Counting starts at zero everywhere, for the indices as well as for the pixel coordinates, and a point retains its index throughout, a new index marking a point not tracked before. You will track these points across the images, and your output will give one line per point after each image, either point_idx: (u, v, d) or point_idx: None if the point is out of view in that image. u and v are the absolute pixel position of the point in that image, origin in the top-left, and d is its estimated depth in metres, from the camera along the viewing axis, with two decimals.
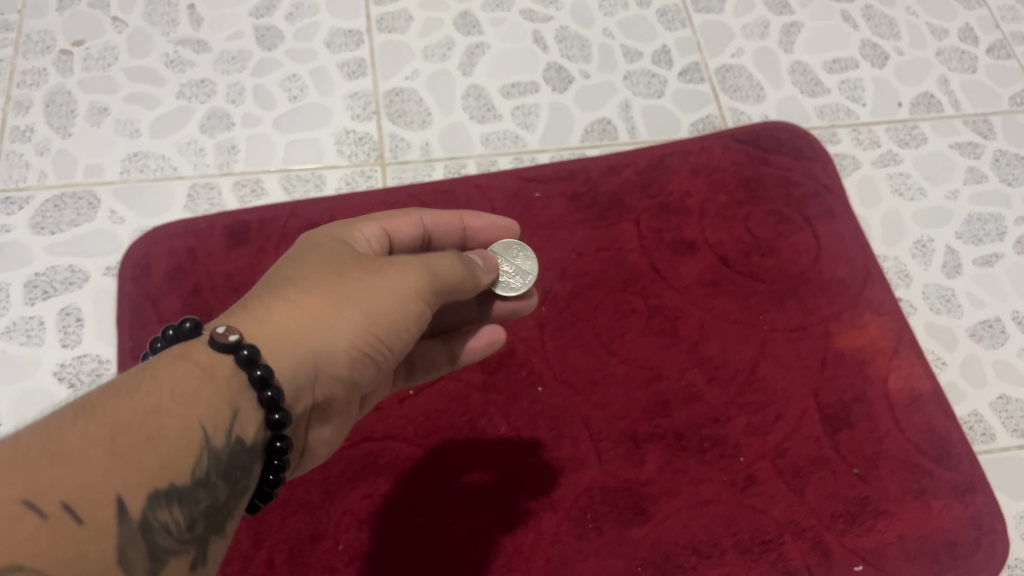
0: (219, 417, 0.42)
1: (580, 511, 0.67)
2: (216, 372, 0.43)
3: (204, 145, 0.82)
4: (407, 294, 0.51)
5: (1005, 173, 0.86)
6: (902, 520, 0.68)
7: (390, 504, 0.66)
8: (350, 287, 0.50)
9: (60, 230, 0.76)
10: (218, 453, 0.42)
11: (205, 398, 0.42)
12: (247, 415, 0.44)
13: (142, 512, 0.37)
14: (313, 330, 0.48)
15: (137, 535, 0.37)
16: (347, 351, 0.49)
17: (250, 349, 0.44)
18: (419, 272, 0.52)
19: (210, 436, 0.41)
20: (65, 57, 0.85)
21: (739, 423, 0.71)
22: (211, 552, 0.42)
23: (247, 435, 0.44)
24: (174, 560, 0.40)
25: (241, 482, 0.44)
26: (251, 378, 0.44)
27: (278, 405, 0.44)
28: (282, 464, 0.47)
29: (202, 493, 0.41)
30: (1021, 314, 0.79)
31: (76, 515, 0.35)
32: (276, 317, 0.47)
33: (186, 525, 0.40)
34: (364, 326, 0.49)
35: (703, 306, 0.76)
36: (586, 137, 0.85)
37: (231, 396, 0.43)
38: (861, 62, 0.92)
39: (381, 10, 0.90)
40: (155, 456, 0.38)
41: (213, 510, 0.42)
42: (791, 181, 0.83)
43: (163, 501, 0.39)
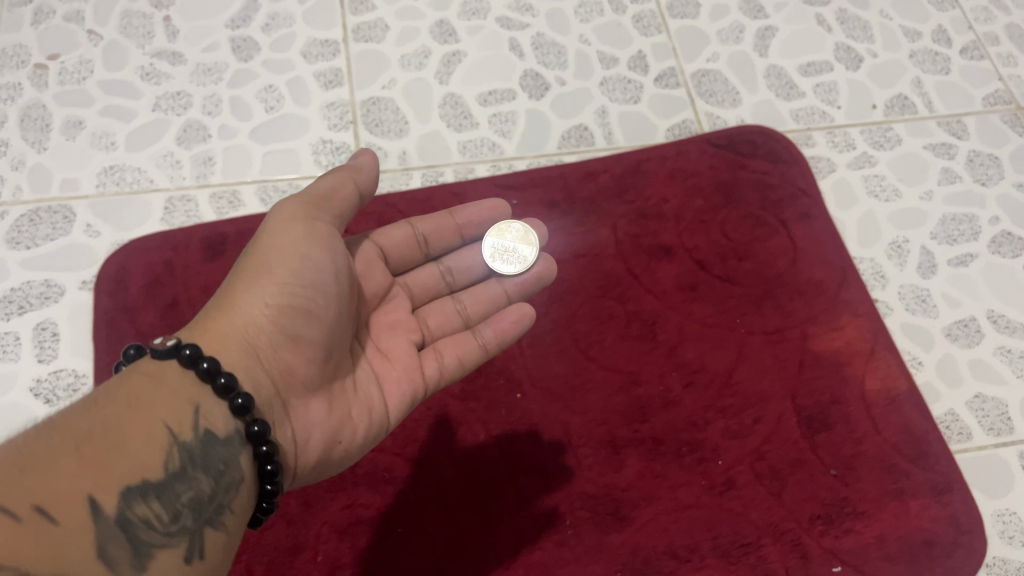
0: (182, 415, 0.46)
1: (559, 518, 0.67)
2: (167, 377, 0.47)
3: (180, 157, 0.81)
4: (289, 232, 0.53)
5: (980, 173, 0.87)
6: (880, 521, 0.68)
7: (369, 514, 0.66)
8: (255, 260, 0.54)
9: (35, 245, 0.76)
10: (188, 447, 0.46)
11: (163, 401, 0.46)
12: (210, 410, 0.48)
13: (118, 508, 0.41)
14: (232, 313, 0.52)
15: (116, 530, 0.40)
16: (271, 314, 0.52)
17: (191, 348, 0.48)
18: (294, 208, 0.54)
19: (176, 432, 0.45)
20: (39, 71, 0.84)
21: (717, 427, 0.71)
22: (205, 545, 0.45)
23: (217, 428, 0.48)
24: (164, 554, 0.42)
25: (222, 475, 0.47)
26: (199, 372, 0.48)
27: (234, 388, 0.48)
28: (272, 450, 0.49)
29: (180, 487, 0.44)
30: (996, 313, 0.79)
31: (51, 517, 0.38)
32: (205, 320, 0.52)
33: (170, 518, 0.43)
34: (268, 284, 0.52)
35: (680, 310, 0.76)
36: (563, 144, 0.86)
37: (190, 395, 0.47)
38: (836, 65, 0.93)
39: (357, 19, 0.90)
40: (122, 457, 0.42)
41: (198, 503, 0.45)
42: (767, 185, 0.84)
43: (138, 497, 0.42)
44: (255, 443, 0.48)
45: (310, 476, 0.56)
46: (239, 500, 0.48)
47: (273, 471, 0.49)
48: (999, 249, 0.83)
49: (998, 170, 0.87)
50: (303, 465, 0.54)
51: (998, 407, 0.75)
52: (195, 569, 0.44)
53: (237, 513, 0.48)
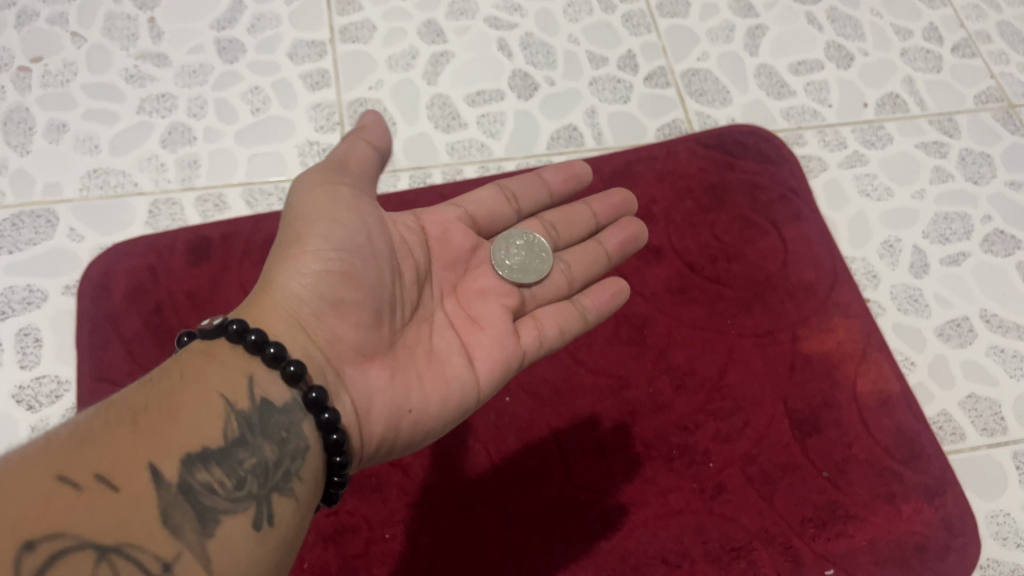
0: (238, 384, 0.45)
1: (549, 524, 0.66)
2: (220, 352, 0.46)
3: (165, 160, 0.81)
4: (312, 201, 0.51)
5: (972, 171, 0.86)
6: (872, 524, 0.68)
7: (356, 521, 0.65)
8: (286, 236, 0.51)
9: (18, 250, 0.75)
10: (246, 415, 0.44)
11: (217, 372, 0.45)
12: (266, 380, 0.46)
13: (178, 476, 0.40)
14: (273, 289, 0.50)
15: (178, 497, 0.39)
16: (311, 283, 0.49)
17: (237, 322, 0.46)
18: (313, 178, 0.52)
19: (231, 400, 0.44)
20: (23, 74, 0.84)
21: (707, 431, 0.70)
22: (275, 513, 0.43)
23: (274, 397, 0.46)
24: (230, 520, 0.40)
25: (285, 442, 0.45)
26: (247, 345, 0.46)
27: (283, 357, 0.46)
28: (335, 417, 0.46)
29: (242, 455, 0.43)
30: (989, 313, 0.79)
31: (111, 484, 0.38)
32: (249, 303, 0.50)
33: (233, 485, 0.41)
34: (302, 252, 0.50)
35: (670, 313, 0.75)
36: (552, 145, 0.85)
37: (244, 366, 0.46)
38: (827, 64, 0.92)
39: (344, 20, 0.90)
40: (179, 427, 0.41)
41: (262, 469, 0.43)
42: (757, 185, 0.83)
43: (199, 464, 0.41)
44: (317, 410, 0.46)
45: (380, 452, 0.52)
46: (309, 467, 0.45)
47: (341, 439, 0.46)
48: (992, 247, 0.82)
49: (990, 168, 0.87)
50: (372, 440, 0.51)
51: (991, 407, 0.74)
52: (265, 538, 0.42)
53: (309, 481, 0.46)
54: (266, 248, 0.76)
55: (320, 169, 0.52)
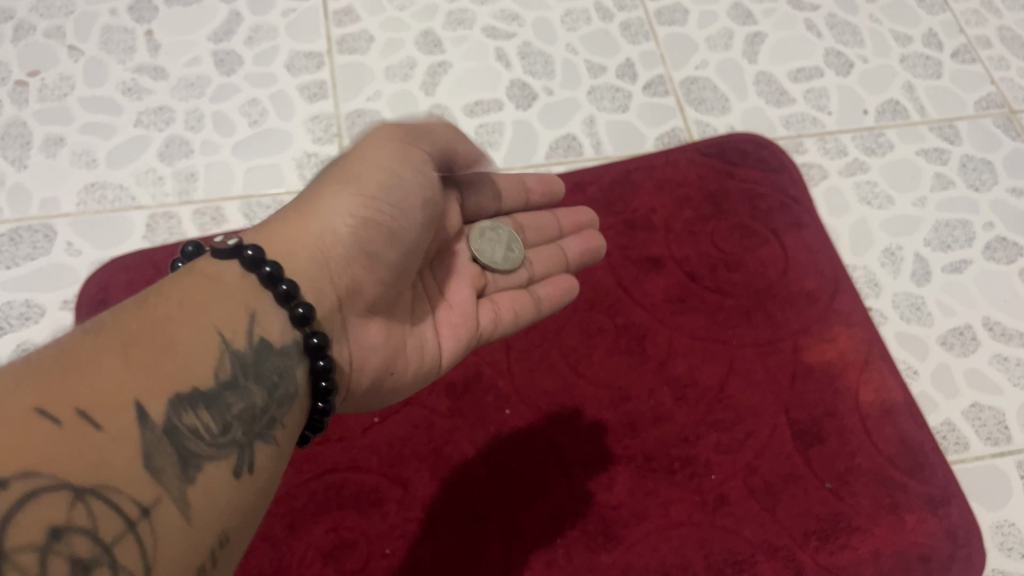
0: (236, 321, 0.43)
1: (549, 537, 0.66)
2: (225, 278, 0.44)
3: (162, 173, 0.80)
4: (376, 154, 0.51)
5: (973, 178, 0.86)
6: (876, 536, 0.67)
7: (355, 536, 0.65)
8: (332, 174, 0.51)
9: (15, 265, 0.75)
10: (241, 356, 0.42)
11: (217, 305, 0.43)
12: (268, 317, 0.45)
13: (165, 416, 0.37)
14: (308, 220, 0.49)
15: (164, 438, 0.37)
16: (354, 224, 0.49)
17: (253, 250, 0.45)
18: (382, 134, 0.52)
19: (228, 338, 0.42)
20: (20, 88, 0.83)
21: (709, 442, 0.70)
22: (255, 462, 0.41)
23: (272, 337, 0.44)
24: (212, 465, 0.39)
25: (275, 388, 0.44)
26: (261, 277, 0.45)
27: (294, 297, 0.45)
28: (329, 366, 0.46)
29: (231, 398, 0.41)
30: (991, 320, 0.78)
31: (92, 421, 0.35)
32: (272, 226, 0.49)
33: (218, 430, 0.40)
34: (357, 197, 0.50)
35: (671, 323, 0.75)
36: (550, 154, 0.85)
37: (247, 300, 0.44)
38: (826, 71, 0.92)
39: (342, 31, 0.89)
40: (169, 362, 0.39)
41: (249, 416, 0.42)
42: (757, 194, 0.83)
43: (187, 404, 0.39)
44: (313, 356, 0.46)
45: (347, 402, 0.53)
46: (291, 417, 0.44)
47: (328, 390, 0.46)
48: (994, 255, 0.82)
49: (991, 175, 0.86)
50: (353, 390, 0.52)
51: (995, 416, 0.74)
52: (243, 485, 0.40)
53: (289, 431, 0.45)
54: None
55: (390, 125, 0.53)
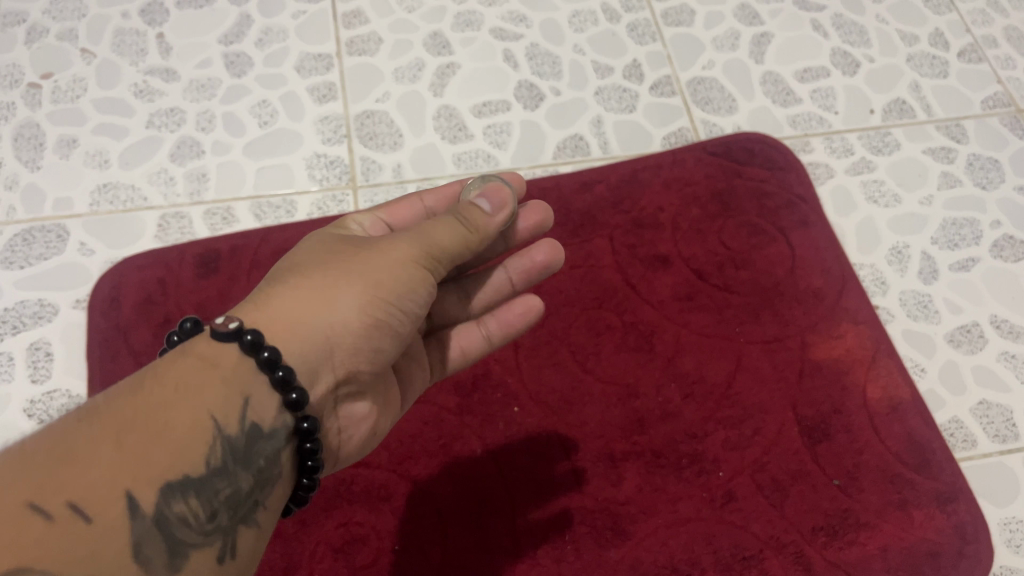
0: (230, 404, 0.45)
1: (558, 534, 0.66)
2: (223, 363, 0.46)
3: (174, 174, 0.81)
4: (398, 265, 0.52)
5: (980, 176, 0.86)
6: (884, 532, 0.67)
7: (365, 532, 0.66)
8: (349, 263, 0.52)
9: (29, 264, 0.76)
10: (232, 441, 0.44)
11: (214, 388, 0.44)
12: (261, 400, 0.46)
13: (155, 505, 0.40)
14: (317, 305, 0.50)
15: (152, 528, 0.39)
16: (359, 322, 0.50)
17: (252, 333, 0.46)
18: (414, 244, 0.52)
19: (220, 423, 0.44)
20: (33, 90, 0.84)
21: (717, 439, 0.70)
22: (238, 546, 0.44)
23: (264, 421, 0.46)
24: (197, 553, 0.41)
25: (262, 472, 0.46)
26: (260, 361, 0.46)
27: (277, 363, 0.46)
28: (316, 448, 0.48)
29: (219, 484, 0.43)
30: (999, 318, 0.78)
31: (85, 514, 0.37)
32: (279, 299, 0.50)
33: (205, 516, 0.42)
34: (371, 299, 0.51)
35: (679, 321, 0.75)
36: (558, 154, 0.85)
37: (241, 384, 0.45)
38: (832, 71, 0.92)
39: (351, 33, 0.90)
40: (162, 451, 0.41)
41: (236, 500, 0.44)
42: (764, 192, 0.83)
43: (177, 494, 0.41)
44: (302, 440, 0.48)
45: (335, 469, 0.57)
46: (274, 497, 0.47)
47: (314, 467, 0.49)
48: (1001, 253, 0.82)
49: (998, 173, 0.86)
50: (341, 458, 0.56)
51: (1003, 413, 0.74)
52: (225, 569, 0.43)
53: (273, 510, 0.47)
54: (274, 261, 0.77)
55: (425, 239, 0.52)
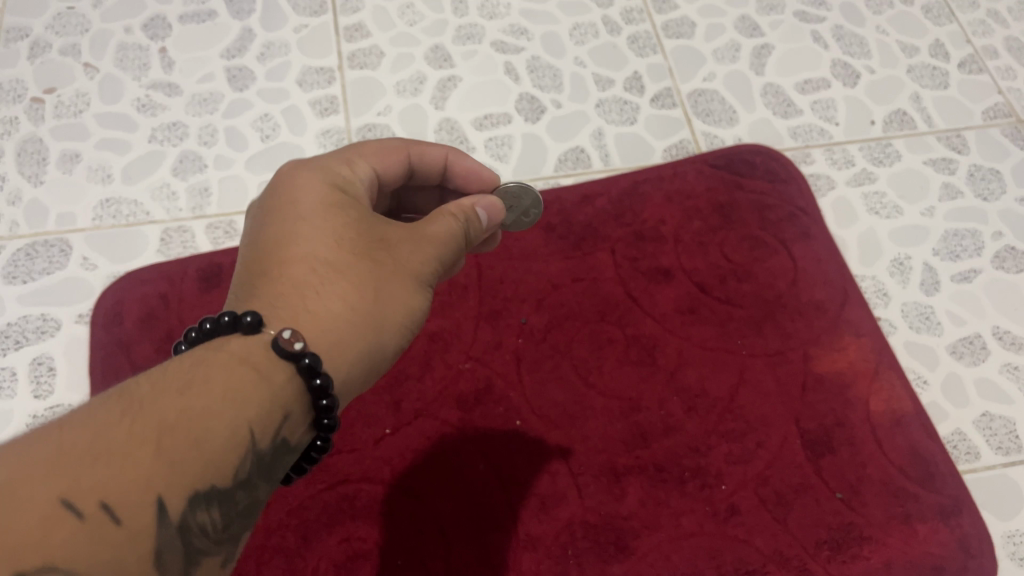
0: (267, 414, 0.42)
1: (561, 549, 0.66)
2: (272, 373, 0.43)
3: (176, 189, 0.81)
4: (422, 281, 0.51)
5: (981, 187, 0.86)
6: (887, 546, 0.67)
7: (368, 547, 0.65)
8: (381, 269, 0.49)
9: (32, 279, 0.76)
10: (262, 451, 0.42)
11: (255, 394, 0.42)
12: (295, 411, 0.44)
13: (183, 515, 0.37)
14: (362, 320, 0.48)
15: (175, 537, 0.37)
16: (395, 339, 0.50)
17: (311, 357, 0.43)
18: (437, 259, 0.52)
19: (257, 434, 0.41)
20: (36, 105, 0.85)
21: (720, 452, 0.70)
22: (241, 547, 0.43)
23: (293, 435, 0.44)
24: (206, 559, 0.40)
25: (277, 479, 0.44)
26: (302, 369, 0.43)
27: (321, 382, 0.44)
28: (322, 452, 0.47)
29: (241, 494, 0.41)
30: (1001, 329, 0.78)
31: (116, 517, 0.35)
32: (326, 307, 0.47)
33: (222, 525, 0.40)
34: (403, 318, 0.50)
35: (680, 333, 0.75)
36: (559, 167, 0.85)
37: (286, 399, 0.43)
38: (833, 82, 0.92)
39: (352, 47, 0.90)
40: (198, 460, 0.38)
41: (249, 508, 0.42)
42: (765, 204, 0.83)
43: (203, 503, 0.39)
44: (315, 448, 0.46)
45: None
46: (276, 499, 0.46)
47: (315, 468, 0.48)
48: (1003, 264, 0.82)
49: (999, 185, 0.86)
50: None
51: (1006, 426, 0.74)
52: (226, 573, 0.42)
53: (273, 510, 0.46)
54: None
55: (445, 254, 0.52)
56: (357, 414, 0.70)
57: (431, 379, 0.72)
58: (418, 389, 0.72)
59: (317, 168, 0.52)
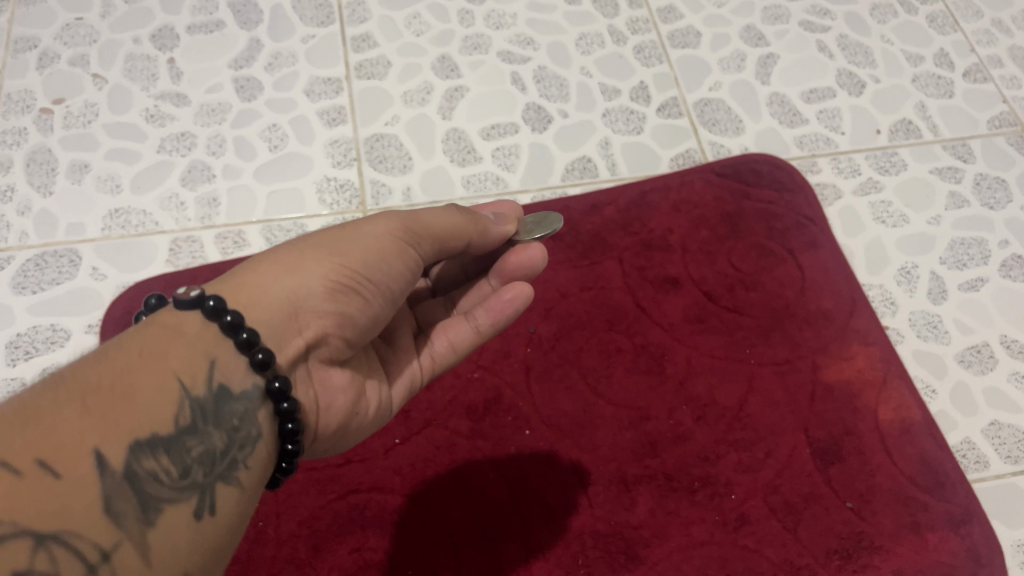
0: (196, 366, 0.44)
1: (571, 558, 0.66)
2: (187, 328, 0.45)
3: (185, 199, 0.82)
4: (367, 239, 0.53)
5: (987, 197, 0.86)
6: (898, 556, 0.67)
7: (378, 558, 0.65)
8: (318, 238, 0.53)
9: (41, 289, 0.76)
10: (201, 401, 0.43)
11: (179, 351, 0.43)
12: (229, 362, 0.45)
13: (124, 461, 0.38)
14: (292, 272, 0.50)
15: (123, 484, 0.38)
16: (324, 287, 0.50)
17: (214, 298, 0.45)
18: (383, 223, 0.54)
19: (188, 384, 0.43)
20: (45, 115, 0.85)
21: (729, 461, 0.70)
22: (218, 501, 0.43)
23: (233, 382, 0.45)
24: (173, 509, 0.40)
25: (237, 431, 0.45)
26: (223, 326, 0.45)
27: (242, 326, 0.45)
28: (294, 408, 0.47)
29: (191, 443, 0.42)
30: (1009, 338, 0.78)
31: (53, 470, 0.36)
32: (244, 267, 0.50)
33: (179, 473, 0.41)
34: (339, 265, 0.51)
35: (688, 342, 0.75)
36: (567, 176, 0.86)
37: (207, 347, 0.45)
38: (838, 92, 0.93)
39: (360, 57, 0.91)
40: (128, 409, 0.40)
41: (209, 458, 0.43)
42: (772, 213, 0.83)
43: (146, 451, 0.40)
44: (277, 400, 0.47)
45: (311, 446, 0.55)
46: (255, 457, 0.45)
47: (295, 430, 0.48)
48: (1010, 272, 0.82)
49: (1005, 193, 0.87)
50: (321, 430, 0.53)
51: (1014, 434, 0.74)
52: (205, 526, 0.42)
53: (256, 470, 0.46)
54: None
55: (395, 220, 0.55)
56: None
57: (441, 389, 0.72)
58: (427, 399, 0.72)
59: None
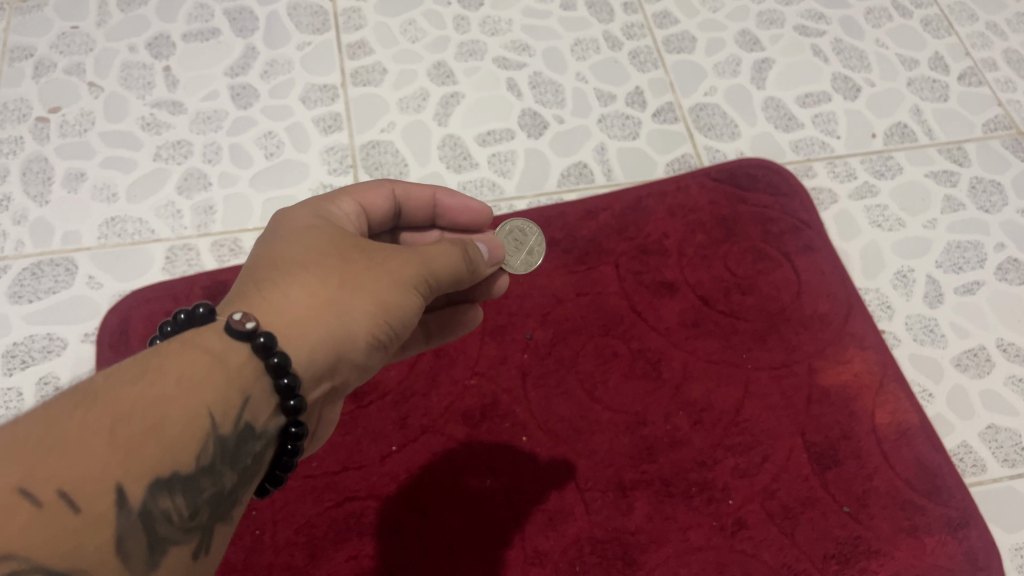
0: (229, 403, 0.42)
1: (568, 565, 0.66)
2: (229, 358, 0.43)
3: (181, 207, 0.82)
4: (409, 283, 0.51)
5: (983, 200, 0.86)
6: (895, 560, 0.67)
7: (375, 564, 0.65)
8: (363, 269, 0.50)
9: (38, 298, 0.76)
10: (226, 440, 0.42)
11: (216, 383, 0.42)
12: (260, 401, 0.44)
13: (142, 501, 0.37)
14: (337, 316, 0.48)
15: (137, 525, 0.37)
16: (363, 338, 0.49)
17: (266, 336, 0.44)
18: (426, 264, 0.52)
19: (217, 421, 0.41)
20: (41, 124, 0.85)
21: (726, 466, 0.70)
22: (215, 542, 0.42)
23: (258, 422, 0.44)
24: (176, 550, 0.40)
25: (248, 471, 0.44)
26: (268, 366, 0.44)
27: (286, 370, 0.44)
28: (296, 450, 0.47)
29: (207, 483, 0.41)
30: (1005, 341, 0.78)
31: (73, 505, 0.35)
32: (289, 295, 0.47)
33: (189, 514, 0.40)
34: (381, 315, 0.50)
35: (685, 347, 0.75)
36: (563, 182, 0.86)
37: (245, 382, 0.43)
38: (834, 96, 0.93)
39: (356, 64, 0.91)
40: (156, 444, 0.38)
41: (219, 499, 0.42)
42: (768, 217, 0.83)
43: (165, 490, 0.39)
44: (287, 441, 0.46)
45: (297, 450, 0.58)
46: (251, 495, 0.45)
47: (289, 467, 0.48)
48: (1006, 275, 0.82)
49: (1001, 197, 0.87)
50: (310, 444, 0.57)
51: (1012, 438, 0.74)
52: (200, 567, 0.41)
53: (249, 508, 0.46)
54: None
55: (438, 263, 0.53)
56: (363, 430, 0.70)
57: (438, 395, 0.72)
58: (424, 405, 0.72)
59: (317, 199, 0.56)
